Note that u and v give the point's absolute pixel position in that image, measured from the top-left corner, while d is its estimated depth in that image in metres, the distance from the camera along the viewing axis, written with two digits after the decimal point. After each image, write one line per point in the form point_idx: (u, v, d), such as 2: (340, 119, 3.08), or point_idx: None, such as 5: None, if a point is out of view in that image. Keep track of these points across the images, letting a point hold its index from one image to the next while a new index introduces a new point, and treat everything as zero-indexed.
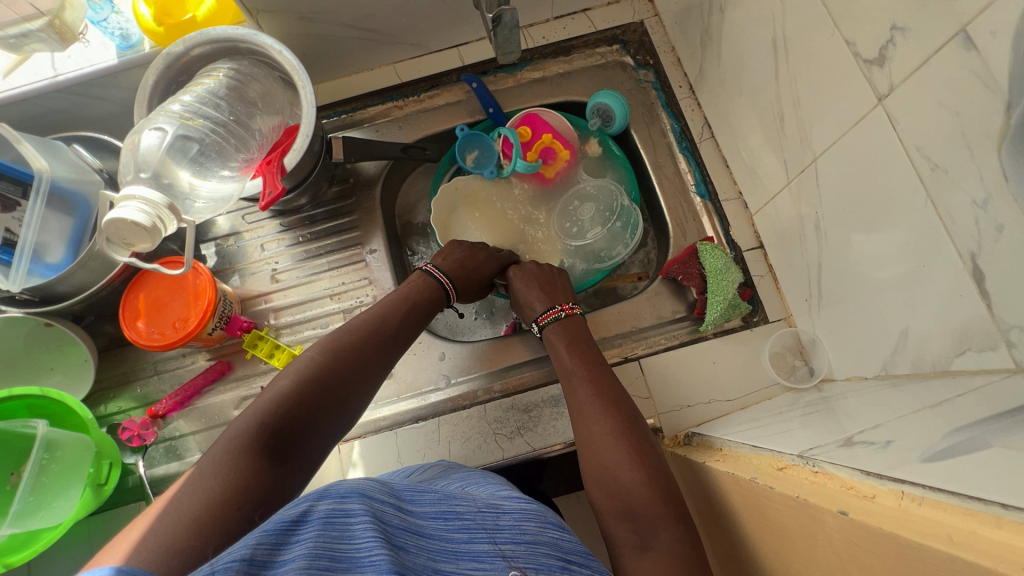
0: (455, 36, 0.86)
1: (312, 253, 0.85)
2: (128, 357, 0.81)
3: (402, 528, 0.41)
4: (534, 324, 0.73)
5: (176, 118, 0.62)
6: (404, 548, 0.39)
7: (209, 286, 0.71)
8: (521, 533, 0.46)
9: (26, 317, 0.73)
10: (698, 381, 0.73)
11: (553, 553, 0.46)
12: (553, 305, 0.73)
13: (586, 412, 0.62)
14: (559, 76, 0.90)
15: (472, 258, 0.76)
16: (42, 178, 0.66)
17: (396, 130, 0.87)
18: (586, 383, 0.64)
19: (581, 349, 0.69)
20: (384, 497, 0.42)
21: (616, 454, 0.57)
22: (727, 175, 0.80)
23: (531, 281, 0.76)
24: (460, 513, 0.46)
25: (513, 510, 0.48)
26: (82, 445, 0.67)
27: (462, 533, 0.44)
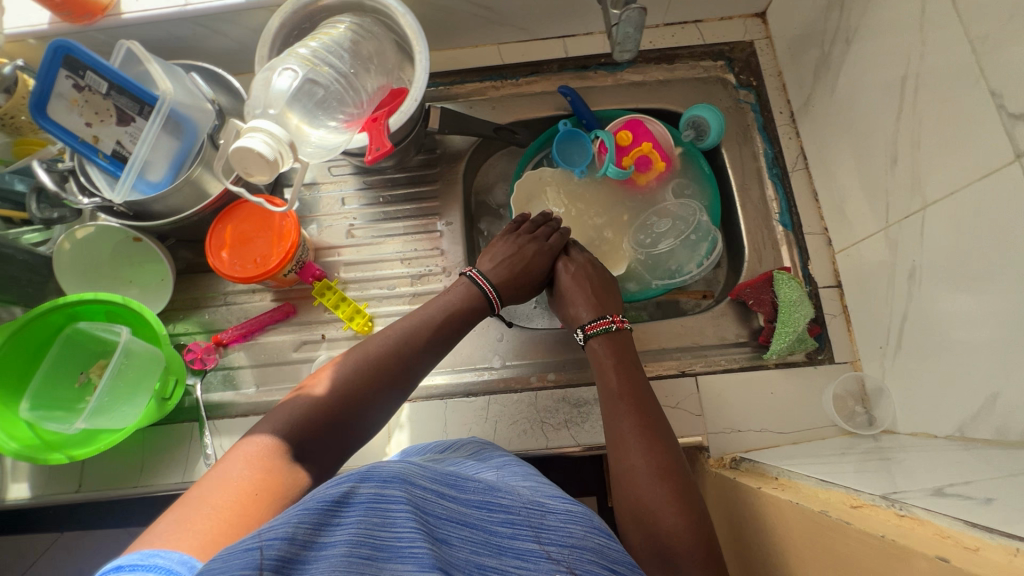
0: (564, 27, 0.87)
1: (389, 216, 0.87)
2: (201, 284, 0.84)
3: (443, 518, 0.41)
4: (581, 329, 0.71)
5: (304, 62, 0.64)
6: (446, 540, 0.40)
7: (294, 229, 0.73)
8: (568, 535, 0.45)
9: (118, 228, 0.77)
10: (752, 408, 0.72)
11: (599, 560, 0.43)
12: (604, 314, 0.71)
13: (627, 443, 0.61)
14: (658, 82, 0.90)
15: (522, 263, 0.74)
16: (163, 100, 0.67)
17: (489, 110, 0.88)
18: (627, 410, 0.63)
19: (622, 369, 0.66)
20: (426, 485, 0.43)
21: (656, 494, 0.56)
22: (814, 208, 0.79)
23: (580, 276, 0.75)
24: (504, 506, 0.45)
25: (558, 510, 0.47)
26: (153, 358, 0.71)
27: (506, 526, 0.44)
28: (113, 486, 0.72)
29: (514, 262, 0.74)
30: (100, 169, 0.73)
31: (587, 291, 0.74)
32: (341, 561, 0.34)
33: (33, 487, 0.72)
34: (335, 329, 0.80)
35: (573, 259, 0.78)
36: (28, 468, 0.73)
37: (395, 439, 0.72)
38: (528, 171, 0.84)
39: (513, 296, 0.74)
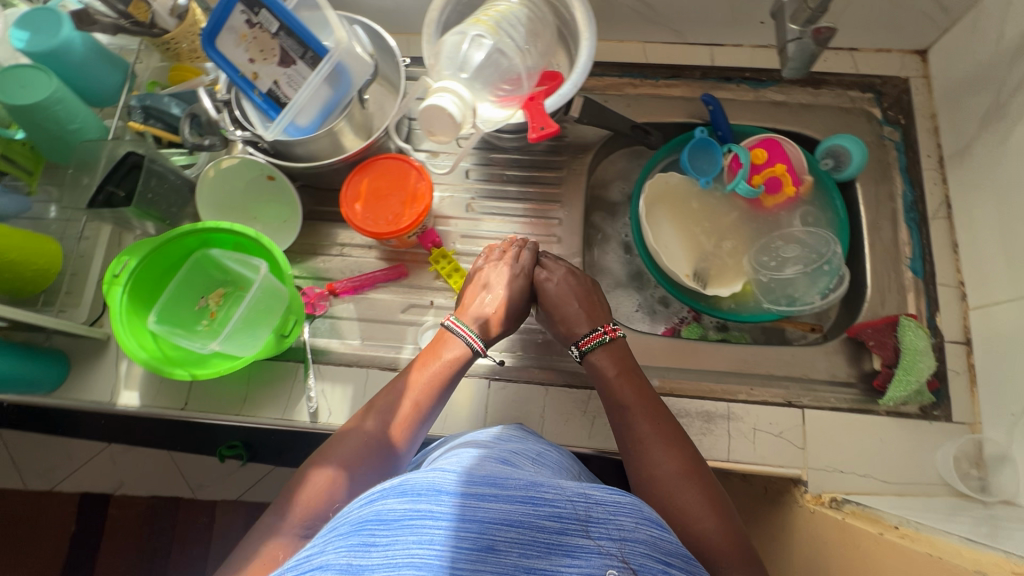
0: (715, 35, 0.86)
1: (508, 196, 0.87)
2: (320, 231, 0.86)
3: (485, 522, 0.39)
4: (575, 348, 0.72)
5: (490, 29, 0.59)
6: (491, 546, 0.38)
7: (428, 193, 0.74)
8: (618, 528, 0.40)
9: (258, 164, 0.79)
10: (860, 452, 0.70)
11: (653, 554, 0.40)
12: (597, 326, 0.73)
13: (648, 450, 0.61)
14: (800, 105, 0.87)
15: (512, 295, 0.74)
16: (331, 55, 0.69)
17: (624, 107, 0.88)
18: (639, 421, 0.63)
19: (628, 378, 0.67)
20: (463, 490, 0.40)
21: (687, 496, 0.55)
22: (951, 260, 0.76)
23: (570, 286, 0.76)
24: (551, 500, 0.41)
25: (605, 501, 0.42)
26: (278, 294, 0.71)
27: (552, 521, 0.40)
28: (215, 410, 0.75)
29: (499, 299, 0.74)
30: (254, 105, 0.76)
31: (577, 308, 0.74)
32: None
33: (143, 396, 0.76)
34: (443, 298, 0.82)
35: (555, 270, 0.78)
36: (140, 378, 0.76)
37: (492, 415, 0.73)
38: (658, 175, 0.82)
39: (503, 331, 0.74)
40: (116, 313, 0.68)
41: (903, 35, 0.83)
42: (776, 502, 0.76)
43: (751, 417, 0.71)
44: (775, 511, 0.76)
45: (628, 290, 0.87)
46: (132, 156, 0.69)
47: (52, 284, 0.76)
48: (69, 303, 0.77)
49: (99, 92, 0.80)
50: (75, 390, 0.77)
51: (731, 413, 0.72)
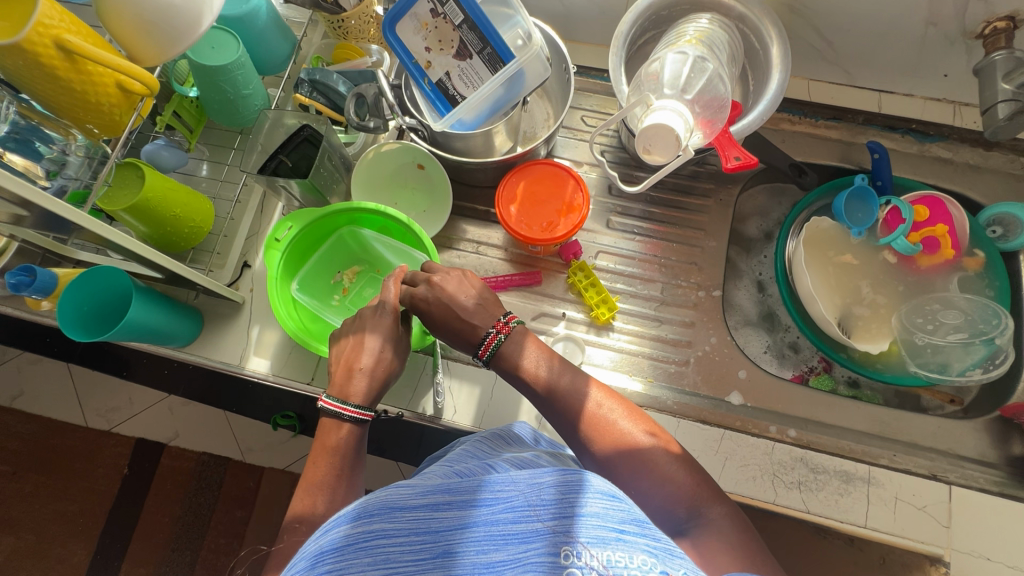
0: (889, 82, 0.83)
1: (648, 216, 0.85)
2: (456, 226, 0.85)
3: (442, 530, 0.36)
4: (477, 361, 0.62)
5: (696, 46, 0.59)
6: (448, 552, 0.35)
7: (584, 204, 0.73)
8: (568, 505, 0.37)
9: (412, 152, 0.79)
10: (1009, 541, 0.66)
11: (606, 524, 0.37)
12: (486, 329, 0.62)
13: (605, 414, 0.57)
14: (967, 165, 0.83)
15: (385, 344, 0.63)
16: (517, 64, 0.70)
17: (780, 143, 0.85)
18: (572, 401, 0.58)
19: (549, 361, 0.61)
20: (415, 503, 0.37)
21: (652, 452, 0.54)
22: None
23: (455, 290, 0.64)
24: (509, 496, 0.38)
25: (555, 481, 0.38)
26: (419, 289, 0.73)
27: (509, 513, 0.37)
28: None
29: (372, 352, 0.62)
30: (421, 93, 0.76)
31: (464, 318, 0.63)
32: None
33: (272, 365, 0.77)
34: (573, 312, 0.80)
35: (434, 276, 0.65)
36: (271, 345, 0.77)
37: None
38: (813, 220, 0.81)
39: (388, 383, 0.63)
40: (272, 279, 0.68)
41: None
42: None
43: (894, 485, 0.68)
44: None
45: (758, 329, 0.84)
46: (307, 129, 0.71)
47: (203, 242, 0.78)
48: (215, 263, 0.78)
49: (267, 61, 0.80)
50: (207, 348, 0.78)
51: (872, 477, 0.68)
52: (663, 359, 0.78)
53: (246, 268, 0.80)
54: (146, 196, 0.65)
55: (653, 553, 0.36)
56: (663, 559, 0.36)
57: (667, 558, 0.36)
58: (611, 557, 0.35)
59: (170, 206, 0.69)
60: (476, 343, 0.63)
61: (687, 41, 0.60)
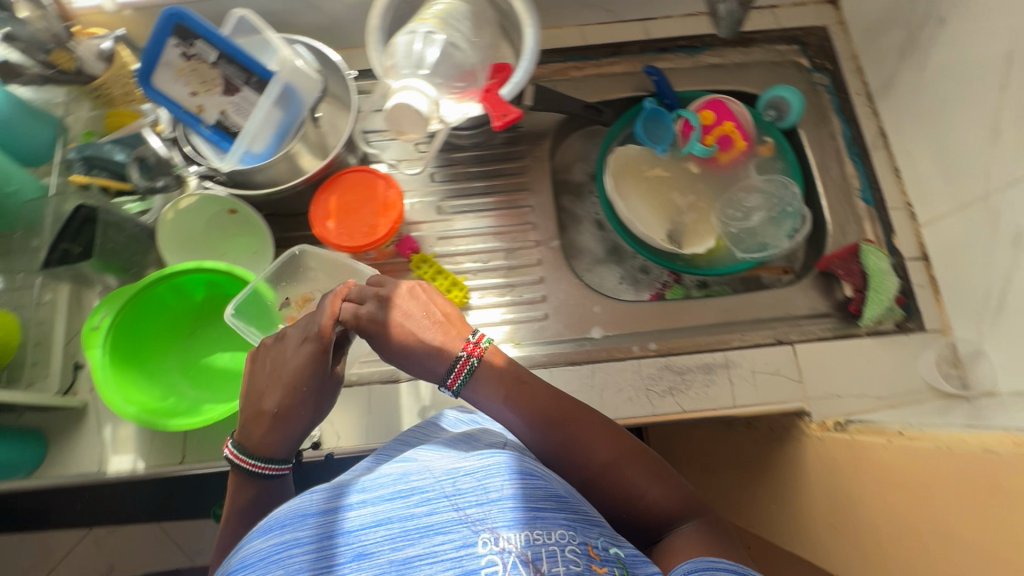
0: (646, 9, 0.89)
1: (476, 192, 0.88)
2: (293, 257, 0.83)
3: (357, 530, 0.41)
4: (447, 391, 0.62)
5: (432, 23, 0.64)
6: (363, 551, 0.40)
7: (399, 200, 0.74)
8: (485, 492, 0.43)
9: (217, 199, 0.77)
10: (850, 374, 0.74)
11: (523, 505, 0.43)
12: (457, 354, 0.61)
13: (577, 444, 0.57)
14: (735, 65, 0.92)
15: (306, 377, 0.61)
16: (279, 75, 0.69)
17: (573, 90, 0.90)
18: (549, 428, 0.58)
19: (517, 393, 0.60)
20: (329, 510, 0.43)
21: (631, 476, 0.56)
22: (896, 184, 0.82)
23: (407, 311, 0.63)
24: (419, 488, 0.43)
25: (471, 471, 0.45)
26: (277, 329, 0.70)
27: (423, 505, 0.42)
28: (217, 457, 0.71)
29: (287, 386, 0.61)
30: (204, 138, 0.74)
31: (428, 342, 0.61)
32: None
33: (137, 458, 0.71)
34: None
35: (381, 292, 0.64)
36: (130, 439, 0.72)
37: None
38: (619, 148, 0.85)
39: (315, 414, 0.63)
40: (99, 370, 0.65)
41: None
42: (784, 441, 0.79)
43: (749, 361, 0.74)
44: (785, 449, 0.79)
45: (609, 263, 0.89)
46: (81, 209, 0.66)
47: (16, 357, 0.71)
48: (37, 376, 0.72)
49: (29, 150, 0.74)
50: (59, 466, 0.71)
51: (729, 361, 0.74)
52: (526, 318, 0.80)
53: (79, 369, 0.75)
54: None
55: (572, 526, 0.44)
56: (581, 530, 0.44)
57: (586, 528, 0.44)
58: (529, 537, 0.41)
59: None
60: (445, 371, 0.62)
61: (422, 17, 0.65)
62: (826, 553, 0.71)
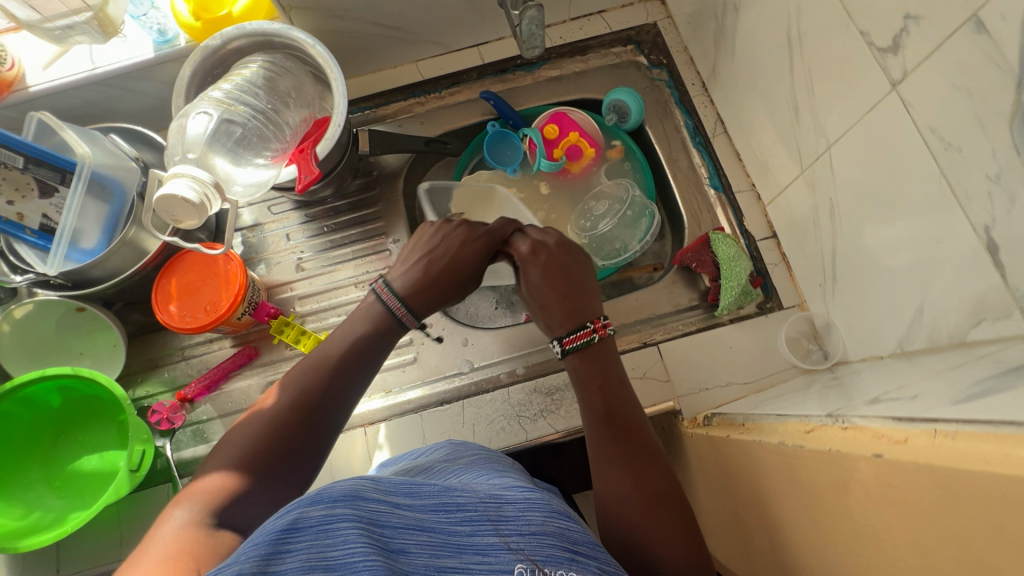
0: (475, 35, 0.90)
1: (337, 243, 0.87)
2: (156, 343, 0.82)
3: (401, 529, 0.37)
4: (558, 345, 0.65)
5: (218, 104, 0.65)
6: (404, 550, 0.36)
7: (240, 271, 0.73)
8: (527, 523, 0.42)
9: (60, 301, 0.75)
10: (716, 364, 0.74)
11: (560, 543, 0.41)
12: (586, 324, 0.65)
13: (632, 469, 0.57)
14: (575, 74, 0.93)
15: (462, 266, 0.68)
16: (83, 163, 0.67)
17: (419, 126, 0.90)
18: (614, 435, 0.59)
19: (609, 396, 0.62)
20: (380, 497, 0.38)
21: (645, 520, 0.53)
22: (740, 167, 0.83)
23: (564, 265, 0.68)
24: (463, 507, 0.41)
25: (515, 500, 0.44)
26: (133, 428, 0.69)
27: (466, 526, 0.40)
28: (91, 565, 0.69)
29: (439, 259, 0.68)
30: (29, 245, 0.71)
31: (568, 300, 0.67)
32: None
33: None
34: None
35: (546, 239, 0.71)
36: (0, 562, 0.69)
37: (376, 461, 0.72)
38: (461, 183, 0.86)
39: (450, 298, 0.69)
40: None
41: None
42: (670, 438, 0.79)
43: None
44: (674, 447, 0.79)
45: (482, 291, 0.88)
46: None
47: None
48: None
49: None
50: None
51: None
52: (395, 364, 0.80)
53: None
54: None
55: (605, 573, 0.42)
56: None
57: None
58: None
59: None
60: (565, 330, 0.66)
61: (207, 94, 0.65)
62: (710, 548, 0.72)
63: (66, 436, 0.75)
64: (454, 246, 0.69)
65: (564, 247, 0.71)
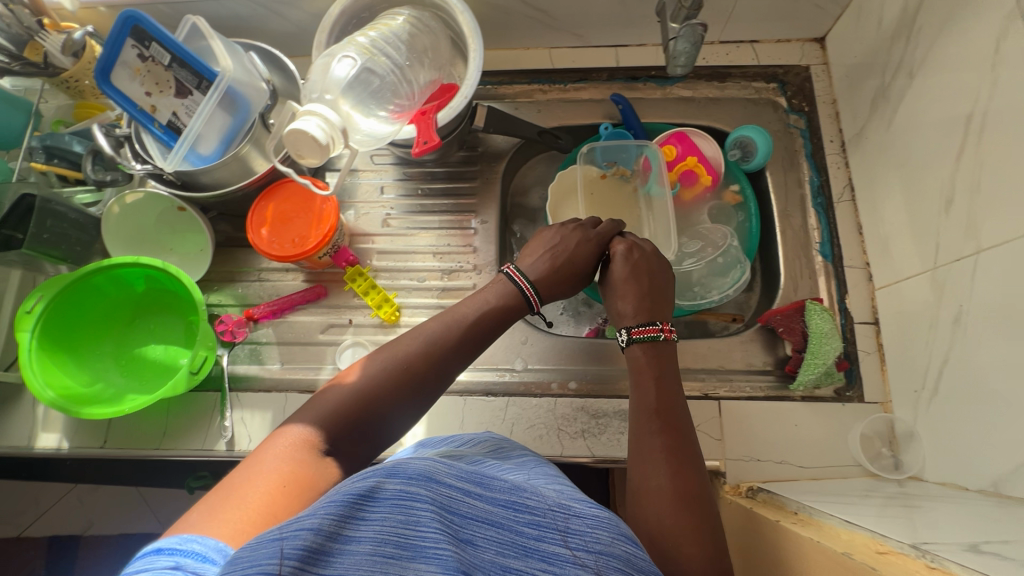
0: (617, 36, 0.87)
1: (426, 208, 0.87)
2: (238, 259, 0.86)
3: (469, 517, 0.38)
4: (625, 332, 0.66)
5: (362, 50, 0.65)
6: (471, 541, 0.37)
7: (333, 213, 0.75)
8: (595, 541, 0.40)
9: (166, 197, 0.79)
10: (775, 438, 0.70)
11: (626, 569, 0.39)
12: (654, 322, 0.66)
13: (676, 454, 0.56)
14: (707, 99, 0.88)
15: (572, 268, 0.68)
16: (224, 78, 0.69)
17: (535, 113, 0.88)
18: (661, 428, 0.58)
19: (659, 390, 0.61)
20: (453, 482, 0.39)
21: (674, 516, 0.51)
22: (858, 241, 0.78)
23: (647, 272, 0.69)
24: (533, 508, 0.41)
25: (584, 514, 0.42)
26: (205, 335, 0.72)
27: (533, 528, 0.39)
28: (134, 446, 0.74)
29: (558, 257, 0.68)
30: (154, 138, 0.75)
31: (645, 296, 0.67)
32: (363, 561, 0.33)
33: (63, 437, 0.75)
34: (362, 316, 0.81)
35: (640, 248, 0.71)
36: (59, 419, 0.75)
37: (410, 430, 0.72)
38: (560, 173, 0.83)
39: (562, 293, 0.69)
40: (25, 351, 0.68)
41: (799, 25, 0.84)
42: None
43: None
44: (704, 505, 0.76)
45: None
46: (24, 197, 0.68)
47: None
48: None
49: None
50: None
51: None
52: None
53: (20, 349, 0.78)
54: None
55: None
56: None
57: None
58: None
59: None
60: (635, 319, 0.66)
61: (352, 40, 0.65)
62: None
63: (137, 320, 0.80)
64: (571, 246, 0.68)
65: (656, 260, 0.70)
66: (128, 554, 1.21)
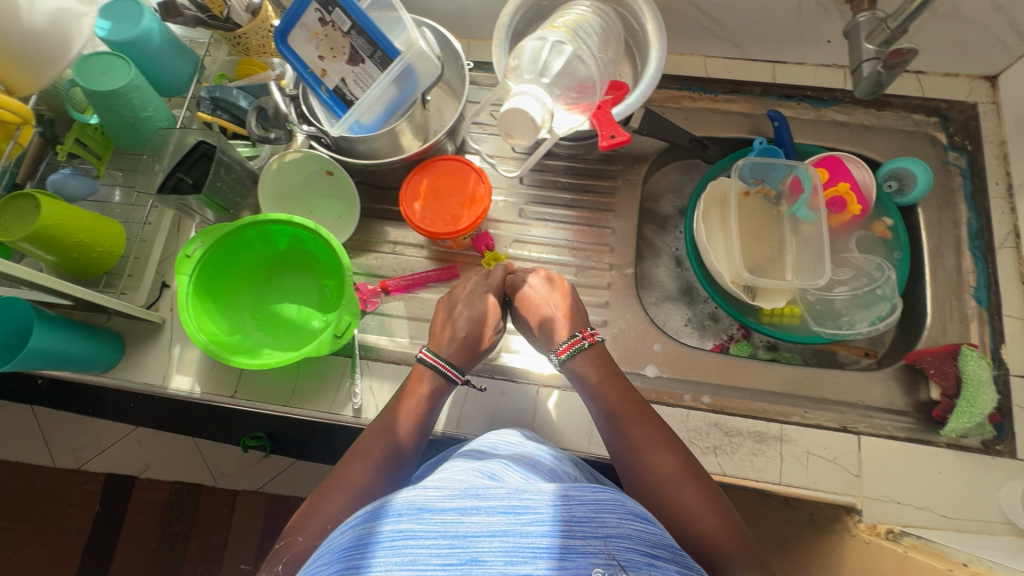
0: (779, 52, 0.85)
1: (563, 203, 0.87)
2: (373, 229, 0.87)
3: (469, 537, 0.33)
4: (554, 357, 0.64)
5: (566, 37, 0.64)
6: (477, 560, 0.32)
7: (486, 195, 0.75)
8: (602, 525, 0.35)
9: (319, 158, 0.81)
10: (919, 482, 0.68)
11: (639, 548, 0.35)
12: (574, 332, 0.65)
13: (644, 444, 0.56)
14: (862, 125, 0.86)
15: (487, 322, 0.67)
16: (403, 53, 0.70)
17: (682, 119, 0.87)
18: (634, 428, 0.58)
19: (614, 386, 0.61)
20: (443, 505, 0.35)
21: (676, 496, 0.52)
22: (1019, 291, 0.74)
23: (552, 292, 0.69)
24: (536, 506, 0.34)
25: (588, 498, 0.35)
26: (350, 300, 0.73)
27: (540, 526, 0.33)
28: (263, 400, 0.75)
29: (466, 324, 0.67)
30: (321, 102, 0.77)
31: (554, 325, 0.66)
32: None
33: (196, 381, 0.76)
34: None
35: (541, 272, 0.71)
36: (193, 363, 0.77)
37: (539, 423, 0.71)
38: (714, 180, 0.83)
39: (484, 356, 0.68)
40: (183, 294, 0.69)
41: (975, 60, 0.81)
42: (826, 531, 0.73)
43: (805, 440, 0.69)
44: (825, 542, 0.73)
45: (677, 304, 0.86)
46: (201, 144, 0.72)
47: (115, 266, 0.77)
48: (129, 286, 0.78)
49: (169, 82, 0.81)
50: (129, 371, 0.77)
51: (784, 435, 0.70)
52: None
53: (165, 288, 0.80)
54: (43, 225, 0.64)
55: None
56: None
57: None
58: None
59: (73, 232, 0.68)
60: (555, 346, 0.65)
61: (554, 27, 0.65)
62: None
63: (274, 276, 0.81)
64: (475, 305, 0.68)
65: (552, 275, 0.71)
66: (195, 504, 1.21)
